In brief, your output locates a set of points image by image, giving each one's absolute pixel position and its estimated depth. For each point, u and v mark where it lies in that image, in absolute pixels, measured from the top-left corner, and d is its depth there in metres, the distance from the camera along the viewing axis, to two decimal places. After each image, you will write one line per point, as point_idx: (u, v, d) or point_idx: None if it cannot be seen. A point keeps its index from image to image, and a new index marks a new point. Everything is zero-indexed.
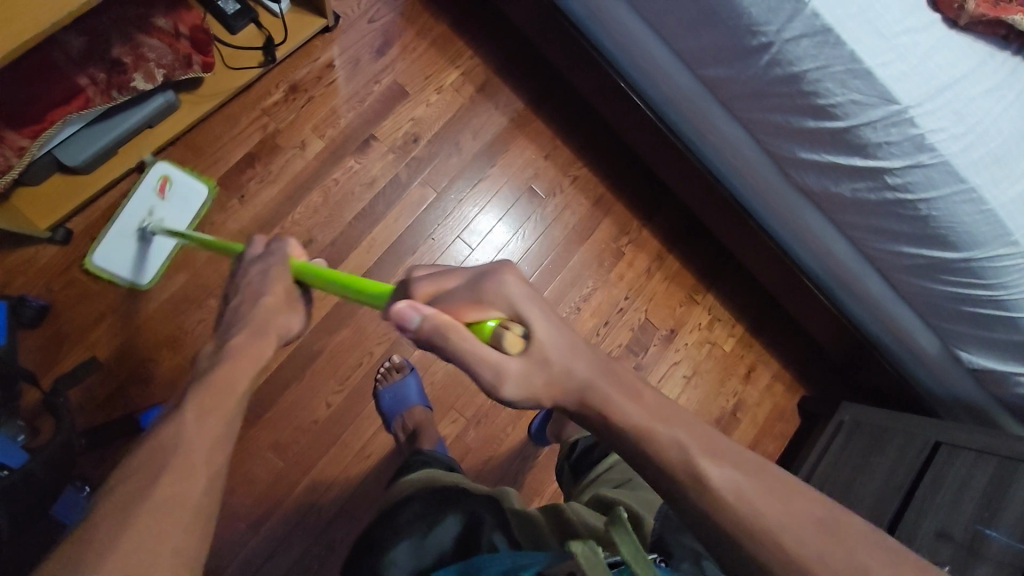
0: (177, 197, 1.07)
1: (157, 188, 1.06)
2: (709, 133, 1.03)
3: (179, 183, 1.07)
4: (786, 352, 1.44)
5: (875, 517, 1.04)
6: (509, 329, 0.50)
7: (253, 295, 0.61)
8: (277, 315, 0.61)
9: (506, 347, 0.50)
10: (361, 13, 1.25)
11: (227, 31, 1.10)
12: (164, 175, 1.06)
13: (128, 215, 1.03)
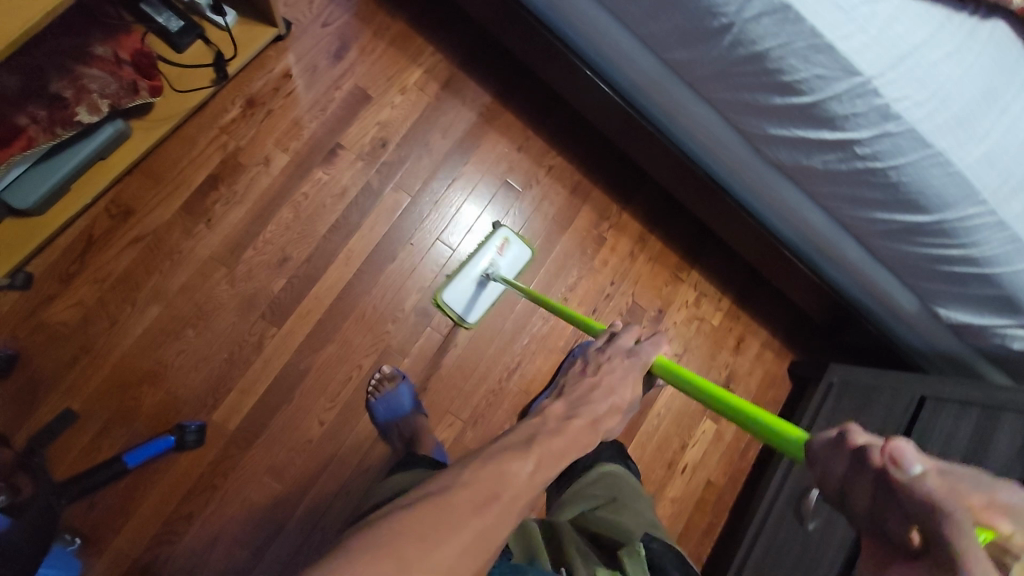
0: (510, 256, 1.23)
1: (498, 246, 1.21)
2: (679, 116, 1.03)
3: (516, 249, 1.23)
4: (772, 320, 1.46)
5: None
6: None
7: (609, 391, 0.72)
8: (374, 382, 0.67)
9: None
10: (314, 17, 1.20)
11: (173, 50, 1.05)
12: (506, 238, 1.23)
13: (477, 264, 1.18)
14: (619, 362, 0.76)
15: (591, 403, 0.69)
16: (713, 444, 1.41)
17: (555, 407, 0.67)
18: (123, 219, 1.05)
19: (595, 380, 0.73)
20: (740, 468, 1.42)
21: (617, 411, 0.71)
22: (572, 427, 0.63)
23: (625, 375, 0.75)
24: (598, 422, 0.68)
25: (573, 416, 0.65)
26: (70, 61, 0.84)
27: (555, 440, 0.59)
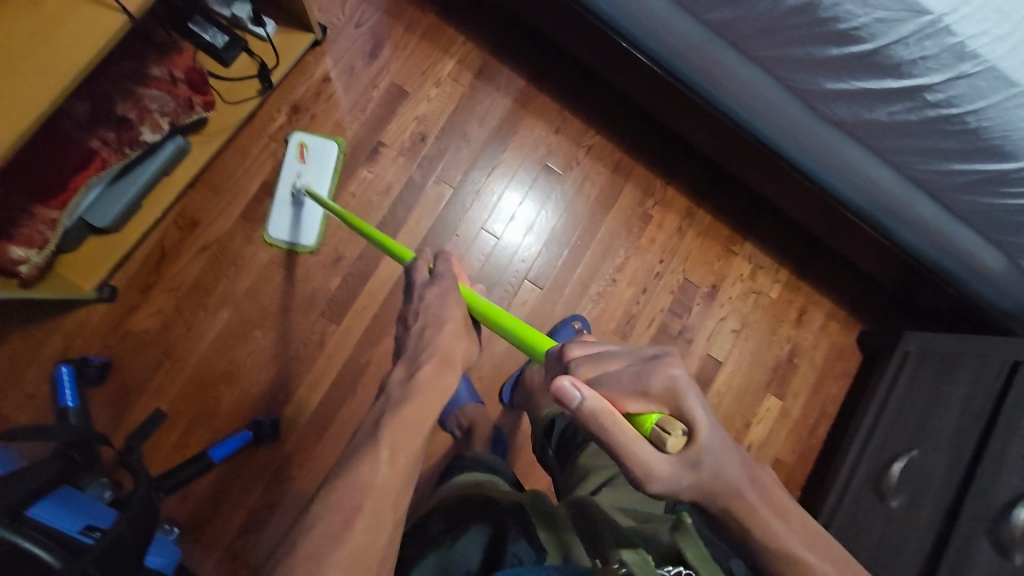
0: (314, 159, 1.17)
1: (297, 155, 1.16)
2: (725, 79, 0.97)
3: (314, 147, 1.17)
4: (835, 289, 1.40)
5: (957, 449, 1.01)
6: (671, 432, 0.49)
7: (439, 322, 0.66)
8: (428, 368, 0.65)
9: (667, 447, 0.49)
10: (347, 19, 1.23)
11: (221, 65, 1.10)
12: (302, 141, 1.17)
13: (281, 183, 1.14)
14: (431, 291, 0.70)
15: (437, 346, 0.64)
16: (778, 421, 1.35)
17: (394, 373, 0.64)
18: (190, 229, 1.12)
19: (424, 316, 0.68)
20: (810, 445, 1.35)
21: (454, 335, 0.66)
22: (421, 382, 0.61)
23: (444, 300, 0.68)
24: (450, 356, 0.64)
25: (416, 370, 0.62)
26: (130, 83, 0.88)
27: (404, 413, 0.58)
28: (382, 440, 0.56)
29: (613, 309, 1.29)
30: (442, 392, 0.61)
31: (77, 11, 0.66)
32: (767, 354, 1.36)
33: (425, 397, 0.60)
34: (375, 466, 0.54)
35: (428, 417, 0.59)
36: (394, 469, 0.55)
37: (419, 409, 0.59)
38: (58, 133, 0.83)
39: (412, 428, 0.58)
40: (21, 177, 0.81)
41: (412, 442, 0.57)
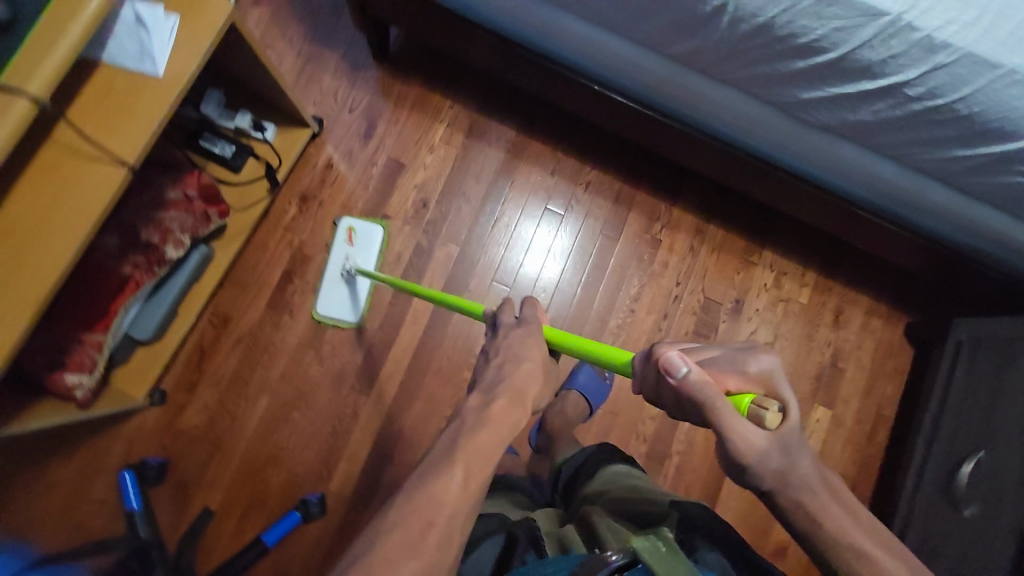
0: (362, 243, 1.23)
1: (346, 239, 1.23)
2: (703, 101, 0.97)
3: (361, 231, 1.24)
4: (869, 284, 1.34)
5: None
6: (768, 409, 0.53)
7: (518, 360, 0.70)
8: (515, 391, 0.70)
9: (766, 424, 0.53)
10: (340, 105, 1.29)
11: (231, 171, 1.18)
12: (350, 226, 1.24)
13: (331, 265, 1.21)
14: (514, 333, 0.76)
15: (511, 380, 0.67)
16: (832, 430, 1.29)
17: (470, 401, 0.66)
18: (223, 326, 1.20)
19: (505, 354, 0.72)
20: (869, 451, 1.29)
21: (537, 373, 0.70)
22: (494, 411, 0.63)
23: (525, 341, 0.73)
24: (524, 392, 0.67)
25: (490, 400, 0.64)
26: (152, 209, 0.96)
27: (479, 439, 0.60)
28: (459, 461, 0.57)
29: (635, 340, 1.28)
30: (512, 422, 0.63)
31: (75, 175, 0.68)
32: (808, 361, 1.31)
33: (498, 424, 0.62)
34: (449, 486, 0.55)
35: (499, 445, 0.61)
36: (467, 491, 0.56)
37: (492, 435, 0.61)
38: (95, 267, 0.92)
39: (485, 455, 0.59)
40: (69, 312, 0.91)
41: (483, 467, 0.58)
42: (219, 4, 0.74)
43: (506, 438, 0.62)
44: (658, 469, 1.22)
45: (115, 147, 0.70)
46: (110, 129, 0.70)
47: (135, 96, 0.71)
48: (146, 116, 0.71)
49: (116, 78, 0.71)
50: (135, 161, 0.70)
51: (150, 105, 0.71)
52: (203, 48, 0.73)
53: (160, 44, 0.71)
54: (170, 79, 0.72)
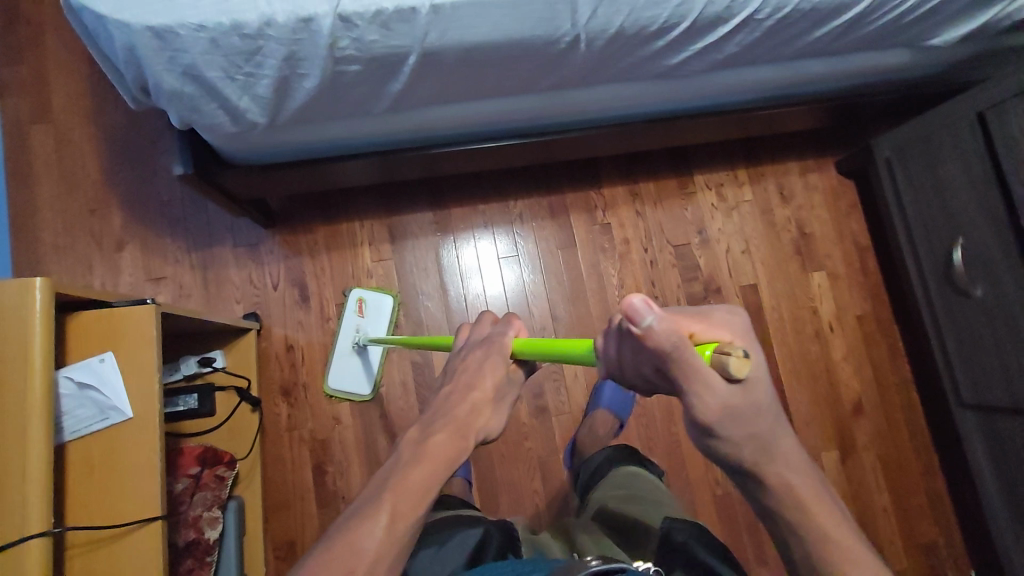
0: (373, 312, 1.23)
1: (356, 310, 1.21)
2: (588, 105, 0.99)
3: (373, 303, 1.23)
4: (790, 149, 1.43)
5: (994, 224, 1.05)
6: (733, 353, 0.40)
7: (466, 389, 0.65)
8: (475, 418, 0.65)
9: (733, 373, 0.40)
10: (264, 287, 1.24)
11: (208, 417, 1.10)
12: (360, 297, 1.22)
13: (343, 337, 1.19)
14: (473, 354, 0.69)
15: (454, 413, 0.64)
16: (835, 287, 1.38)
17: (410, 433, 0.63)
18: (291, 553, 1.14)
19: (456, 380, 0.67)
20: (871, 283, 1.39)
21: (483, 407, 0.65)
22: (432, 446, 0.60)
23: (481, 364, 0.67)
24: (466, 428, 0.63)
25: (430, 434, 0.61)
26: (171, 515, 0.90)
27: (411, 479, 0.57)
28: (386, 502, 0.55)
29: None
30: (450, 458, 0.60)
31: (111, 558, 0.65)
32: (783, 244, 1.39)
33: (433, 462, 0.59)
34: (373, 529, 0.53)
35: (431, 487, 0.58)
36: (391, 538, 0.53)
37: (425, 474, 0.58)
38: None
39: (416, 496, 0.56)
40: None
41: (413, 508, 0.55)
42: (140, 313, 0.70)
43: (444, 468, 0.59)
44: None
45: (135, 508, 0.66)
46: (115, 495, 0.66)
47: (120, 449, 0.67)
48: (143, 460, 0.67)
49: (91, 447, 0.67)
50: (161, 507, 0.67)
51: (137, 449, 0.68)
52: (156, 364, 0.69)
53: (112, 390, 0.67)
54: (143, 411, 0.68)
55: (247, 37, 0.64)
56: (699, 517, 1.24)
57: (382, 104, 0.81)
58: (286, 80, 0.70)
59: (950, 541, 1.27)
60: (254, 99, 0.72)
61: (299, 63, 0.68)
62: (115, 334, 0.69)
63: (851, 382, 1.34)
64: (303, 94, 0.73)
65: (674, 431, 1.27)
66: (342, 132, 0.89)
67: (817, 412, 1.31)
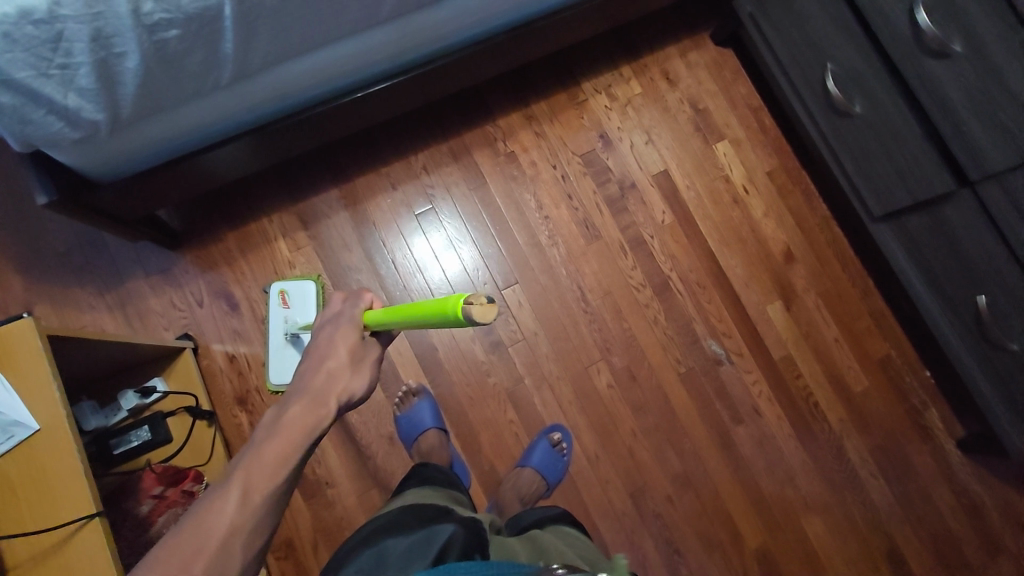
0: (298, 302, 1.19)
1: (281, 303, 1.19)
2: (441, 26, 0.99)
3: (294, 290, 1.20)
4: (665, 34, 1.46)
5: (856, 39, 1.15)
6: (476, 301, 0.52)
7: (320, 360, 0.64)
8: (336, 381, 0.63)
9: (478, 316, 0.52)
10: (189, 306, 1.21)
11: (163, 446, 1.08)
12: (283, 289, 1.20)
13: (273, 332, 1.17)
14: (322, 331, 0.67)
15: (308, 385, 0.62)
16: (740, 152, 1.43)
17: (267, 414, 0.61)
18: (292, 550, 1.14)
19: (310, 357, 0.65)
20: (771, 139, 1.44)
21: (341, 371, 0.64)
22: (286, 420, 0.59)
23: (332, 337, 0.66)
24: (325, 395, 0.61)
25: (285, 408, 0.60)
26: (141, 536, 0.90)
27: (266, 455, 0.56)
28: (236, 482, 0.54)
29: (569, 231, 1.35)
30: (307, 427, 0.59)
31: (61, 564, 0.67)
32: (682, 125, 1.43)
33: (290, 433, 0.58)
34: (223, 506, 0.52)
35: (289, 456, 0.57)
36: (243, 512, 0.52)
37: (280, 446, 0.57)
38: None
39: (270, 469, 0.55)
40: None
41: (267, 482, 0.55)
42: (19, 327, 0.72)
43: (305, 433, 0.58)
44: (671, 292, 1.34)
45: (72, 510, 0.68)
46: (49, 502, 0.68)
47: (42, 460, 0.69)
48: (67, 464, 0.70)
49: (8, 468, 0.69)
50: (97, 504, 0.69)
51: (55, 460, 0.70)
52: (49, 371, 0.71)
53: (11, 406, 0.69)
54: (51, 421, 0.71)
55: (42, 23, 0.63)
56: (671, 397, 1.29)
57: (224, 73, 0.80)
58: (105, 64, 0.69)
59: (901, 351, 1.35)
60: (81, 93, 0.70)
61: (111, 41, 0.67)
62: (4, 354, 0.71)
63: (777, 235, 1.39)
64: (130, 77, 0.72)
65: (626, 327, 1.31)
66: (197, 114, 0.87)
67: (754, 270, 1.37)
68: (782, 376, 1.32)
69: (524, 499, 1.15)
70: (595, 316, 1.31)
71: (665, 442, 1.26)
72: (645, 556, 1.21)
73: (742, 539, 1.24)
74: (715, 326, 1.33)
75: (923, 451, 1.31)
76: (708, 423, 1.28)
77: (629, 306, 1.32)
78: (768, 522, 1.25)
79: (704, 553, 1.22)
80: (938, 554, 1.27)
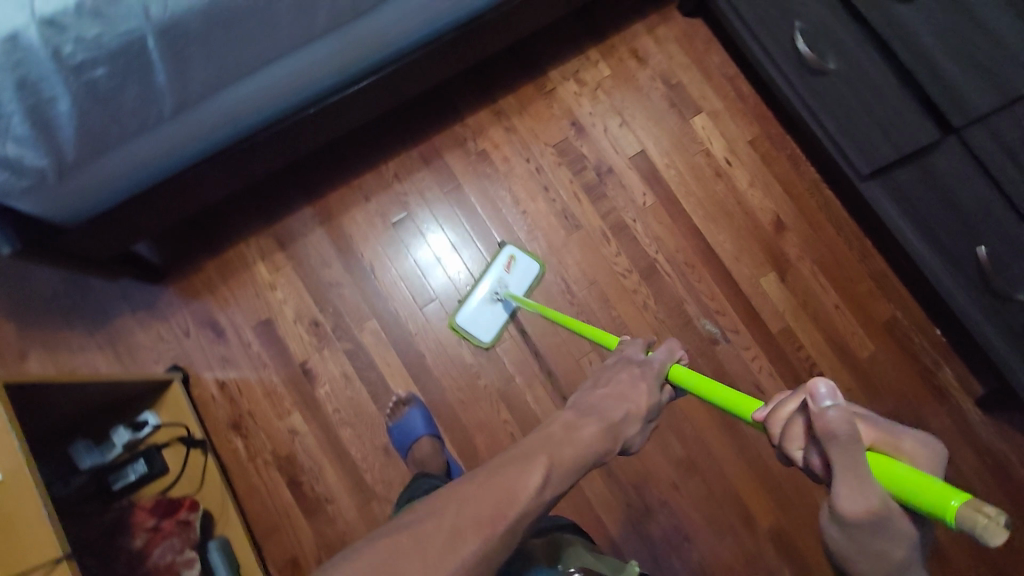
0: (518, 273, 1.27)
1: (505, 264, 1.27)
2: (383, 31, 0.97)
3: (522, 263, 1.28)
4: (630, 13, 1.41)
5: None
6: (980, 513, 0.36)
7: (624, 399, 0.72)
8: (625, 422, 0.70)
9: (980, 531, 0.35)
10: (176, 337, 1.22)
11: (161, 477, 1.10)
12: (513, 255, 1.28)
13: (482, 284, 1.26)
14: (628, 371, 0.76)
15: (609, 413, 0.69)
16: (719, 124, 1.38)
17: (566, 415, 0.69)
18: (298, 568, 1.15)
19: (612, 388, 0.74)
20: (751, 107, 1.39)
21: (636, 416, 0.71)
22: (588, 434, 0.65)
23: (635, 381, 0.74)
24: (617, 430, 0.69)
25: (587, 423, 0.67)
26: (139, 567, 0.95)
27: (569, 451, 0.62)
28: (545, 458, 0.59)
29: (548, 223, 1.32)
30: (596, 451, 0.65)
31: None
32: (656, 103, 1.39)
33: (586, 449, 0.64)
34: (530, 473, 0.57)
35: (580, 467, 0.62)
36: (541, 493, 0.56)
37: (579, 454, 0.63)
38: None
39: (569, 468, 0.61)
40: None
41: (563, 476, 0.60)
42: None
43: (595, 451, 0.65)
44: (658, 275, 1.30)
45: (41, 553, 0.71)
46: (20, 547, 0.71)
47: (10, 509, 0.72)
48: (32, 509, 0.72)
49: None
50: (64, 547, 0.71)
51: (21, 507, 0.72)
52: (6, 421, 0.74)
53: None
54: (13, 470, 0.73)
55: None
56: None
57: (165, 105, 0.80)
58: (38, 110, 0.70)
59: (907, 312, 1.29)
60: (19, 142, 0.71)
61: (38, 86, 0.68)
62: None
63: (766, 205, 1.34)
64: (65, 119, 0.72)
65: (615, 315, 1.28)
66: (149, 146, 0.88)
67: (743, 244, 1.32)
68: (782, 349, 1.28)
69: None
70: (582, 307, 1.29)
71: (665, 429, 1.23)
72: (656, 547, 1.18)
73: (755, 522, 1.20)
74: (708, 306, 1.29)
75: (942, 416, 1.25)
76: (708, 405, 1.24)
77: (616, 294, 1.29)
78: (781, 501, 1.21)
79: (715, 540, 1.19)
80: None
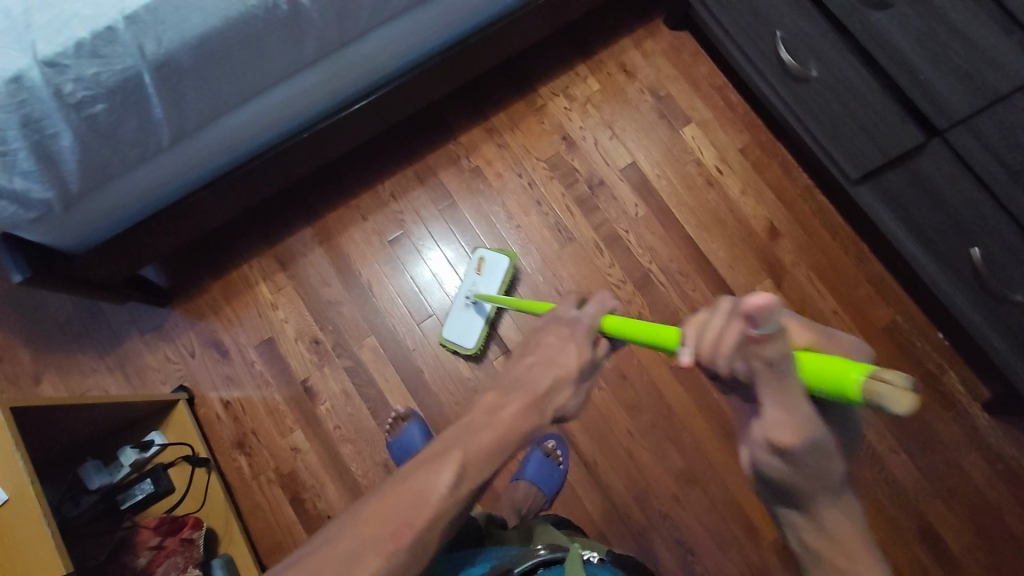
0: (489, 273, 1.28)
1: (475, 268, 1.28)
2: (371, 58, 1.01)
3: (490, 262, 1.28)
4: (617, 28, 1.44)
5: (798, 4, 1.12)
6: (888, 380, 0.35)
7: (549, 364, 0.63)
8: (553, 391, 0.62)
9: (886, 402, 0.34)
10: (182, 358, 1.26)
11: (167, 496, 1.13)
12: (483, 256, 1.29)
13: (458, 291, 1.27)
14: (555, 331, 0.66)
15: (534, 386, 0.62)
16: (708, 133, 1.40)
17: (488, 396, 0.63)
18: None
19: (539, 353, 0.65)
20: (740, 116, 1.40)
21: (564, 382, 0.63)
22: (509, 417, 0.59)
23: (562, 341, 0.65)
24: (543, 400, 0.62)
25: (507, 403, 0.60)
26: None
27: (482, 442, 0.57)
28: (454, 456, 0.55)
29: (541, 237, 1.34)
30: (521, 434, 0.59)
31: None
32: (645, 115, 1.41)
33: (508, 432, 0.58)
34: (436, 477, 0.54)
35: (501, 453, 0.58)
36: (452, 494, 0.54)
37: (495, 441, 0.57)
38: None
39: (485, 461, 0.56)
40: None
41: (478, 470, 0.56)
42: None
43: (520, 433, 0.59)
44: (652, 285, 1.31)
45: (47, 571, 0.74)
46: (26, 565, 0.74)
47: (16, 528, 0.75)
48: (36, 528, 0.75)
49: None
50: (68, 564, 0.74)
51: (27, 527, 0.75)
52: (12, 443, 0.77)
53: None
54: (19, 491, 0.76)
55: None
56: (665, 393, 1.25)
57: (163, 136, 0.84)
58: (42, 146, 0.74)
59: (906, 315, 1.28)
60: (25, 176, 0.75)
61: (42, 124, 0.72)
62: None
63: (758, 211, 1.35)
64: (68, 154, 0.76)
65: None
66: (150, 176, 0.92)
67: (736, 251, 1.33)
68: None
69: (523, 512, 1.13)
70: None
71: (663, 439, 1.23)
72: (657, 559, 1.17)
73: (758, 531, 1.19)
74: None
75: (948, 419, 1.23)
76: (706, 414, 1.24)
77: None
78: None
79: (718, 550, 1.18)
80: (978, 528, 1.18)
